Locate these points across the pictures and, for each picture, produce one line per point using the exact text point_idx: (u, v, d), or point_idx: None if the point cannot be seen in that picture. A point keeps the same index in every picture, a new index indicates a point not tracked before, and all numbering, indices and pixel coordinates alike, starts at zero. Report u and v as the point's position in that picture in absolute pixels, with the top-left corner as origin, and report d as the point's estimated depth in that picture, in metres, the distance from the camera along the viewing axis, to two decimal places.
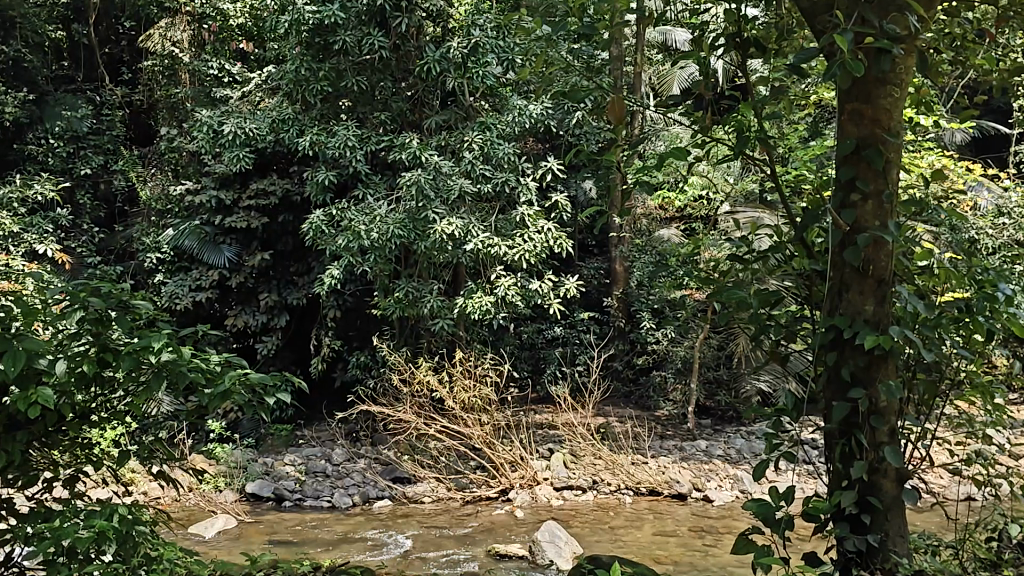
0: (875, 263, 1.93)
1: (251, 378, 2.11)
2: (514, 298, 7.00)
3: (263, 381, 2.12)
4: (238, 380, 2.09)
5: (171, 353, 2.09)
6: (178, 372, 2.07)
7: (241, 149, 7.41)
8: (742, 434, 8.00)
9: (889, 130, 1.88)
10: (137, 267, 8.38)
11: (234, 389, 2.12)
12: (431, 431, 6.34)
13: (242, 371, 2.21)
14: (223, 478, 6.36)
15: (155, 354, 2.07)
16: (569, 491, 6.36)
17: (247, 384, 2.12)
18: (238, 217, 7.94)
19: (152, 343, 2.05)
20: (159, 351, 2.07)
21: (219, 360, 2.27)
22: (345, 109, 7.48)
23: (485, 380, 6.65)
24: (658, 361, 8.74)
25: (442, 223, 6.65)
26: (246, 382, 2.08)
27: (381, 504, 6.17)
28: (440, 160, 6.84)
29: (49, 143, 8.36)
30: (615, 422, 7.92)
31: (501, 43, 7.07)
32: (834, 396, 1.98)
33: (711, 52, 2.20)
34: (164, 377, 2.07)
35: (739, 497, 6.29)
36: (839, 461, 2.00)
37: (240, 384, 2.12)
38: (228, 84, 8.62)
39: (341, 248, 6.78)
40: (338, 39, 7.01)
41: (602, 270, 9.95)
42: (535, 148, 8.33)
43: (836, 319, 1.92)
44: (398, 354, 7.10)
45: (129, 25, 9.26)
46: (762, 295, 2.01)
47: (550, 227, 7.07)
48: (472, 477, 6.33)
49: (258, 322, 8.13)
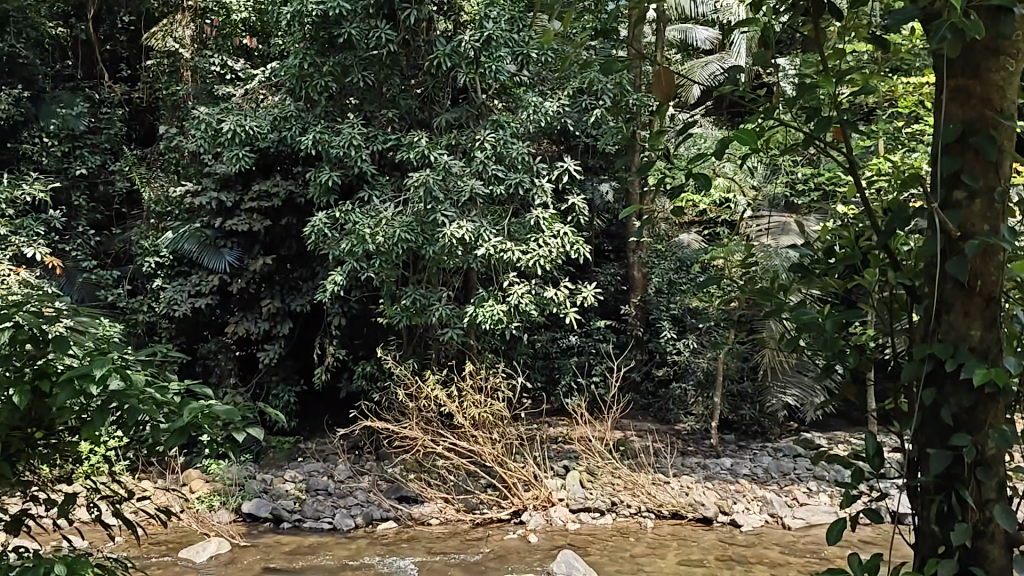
0: (983, 277, 1.21)
1: (219, 410, 1.53)
2: (528, 307, 6.59)
3: (235, 413, 1.54)
4: (208, 410, 1.51)
5: (120, 381, 1.49)
6: (129, 406, 1.46)
7: (240, 148, 7.05)
8: (768, 452, 7.62)
9: (1006, 111, 1.18)
10: (135, 272, 8.03)
11: (198, 422, 1.55)
12: (438, 449, 5.93)
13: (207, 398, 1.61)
14: (218, 496, 6.03)
15: (98, 384, 1.47)
16: (586, 513, 5.97)
17: (216, 418, 1.55)
18: (240, 220, 7.56)
19: (93, 369, 1.44)
20: (103, 378, 1.46)
21: (179, 386, 1.73)
22: (351, 107, 7.12)
23: (496, 394, 6.27)
24: (679, 373, 8.35)
25: (452, 226, 6.25)
26: (213, 415, 1.50)
27: (385, 527, 5.81)
28: (450, 161, 6.42)
29: (44, 143, 8.01)
30: (635, 438, 7.56)
31: (515, 36, 6.68)
32: (928, 443, 1.25)
33: (779, 16, 1.67)
34: (108, 411, 1.47)
35: (769, 521, 5.91)
36: (925, 520, 1.25)
37: (206, 419, 1.54)
38: (230, 80, 8.31)
39: (344, 253, 6.42)
40: (342, 31, 6.61)
41: (619, 276, 9.52)
42: (551, 150, 8.01)
43: (927, 347, 1.19)
44: (404, 366, 6.70)
45: (130, 19, 8.93)
46: (840, 315, 1.44)
47: (567, 231, 6.65)
48: (482, 497, 5.95)
49: (260, 329, 7.76)
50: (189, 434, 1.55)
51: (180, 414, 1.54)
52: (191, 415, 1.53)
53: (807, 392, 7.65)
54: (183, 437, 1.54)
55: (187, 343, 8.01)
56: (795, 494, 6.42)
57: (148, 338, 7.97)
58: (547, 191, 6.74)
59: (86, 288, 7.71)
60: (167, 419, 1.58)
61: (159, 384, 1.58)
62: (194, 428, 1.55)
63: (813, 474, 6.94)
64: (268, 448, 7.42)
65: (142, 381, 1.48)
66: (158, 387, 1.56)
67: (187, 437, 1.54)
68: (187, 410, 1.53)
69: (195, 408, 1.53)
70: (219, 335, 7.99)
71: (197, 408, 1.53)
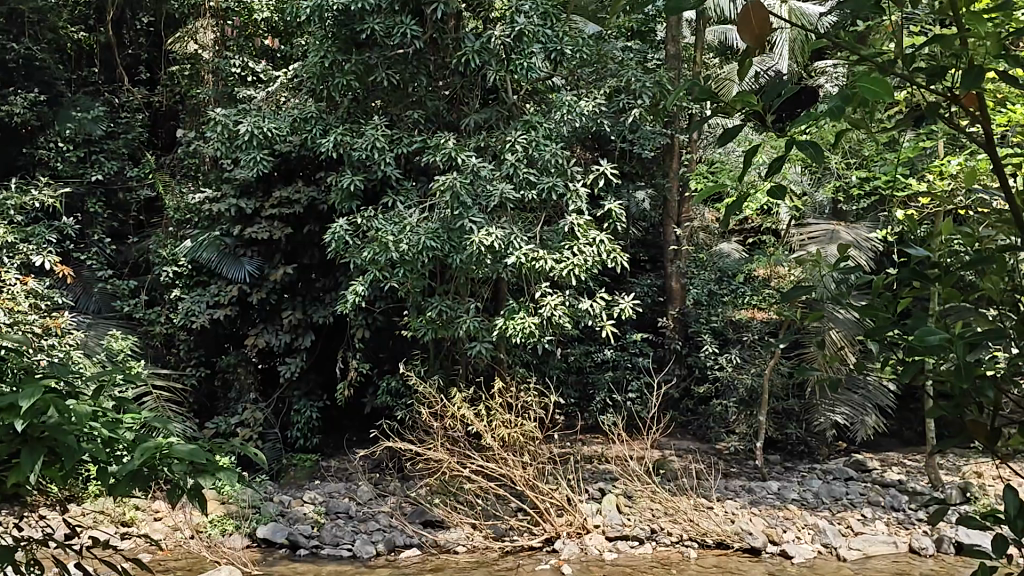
0: None
1: (181, 449, 1.16)
2: (562, 319, 6.19)
3: (204, 455, 1.16)
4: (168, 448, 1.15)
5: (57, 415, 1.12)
6: (70, 444, 1.08)
7: (258, 151, 6.69)
8: (817, 474, 7.20)
9: None
10: (153, 282, 7.73)
11: (154, 465, 1.17)
12: (465, 472, 5.53)
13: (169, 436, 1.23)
14: (231, 520, 5.68)
15: (28, 418, 1.07)
16: (623, 542, 5.56)
17: (178, 460, 1.19)
18: (260, 227, 7.24)
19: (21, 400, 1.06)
20: (37, 412, 1.08)
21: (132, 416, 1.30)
22: (376, 109, 6.78)
23: (528, 412, 5.89)
24: (720, 390, 7.90)
25: (480, 233, 5.85)
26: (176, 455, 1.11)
27: (409, 555, 5.42)
28: (478, 163, 6.03)
29: (59, 147, 7.69)
30: (674, 459, 7.16)
31: (549, 31, 6.31)
32: None
33: None
34: (43, 452, 1.08)
35: (822, 553, 5.49)
36: None
37: (164, 458, 1.15)
38: (252, 82, 7.95)
39: (366, 262, 6.06)
40: (366, 27, 6.22)
41: (657, 286, 9.08)
42: (585, 155, 7.63)
43: None
44: (428, 382, 6.33)
45: (148, 20, 8.63)
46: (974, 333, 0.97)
47: (603, 239, 6.24)
48: (512, 524, 5.56)
49: (281, 342, 7.40)
50: (145, 477, 1.19)
51: (136, 457, 1.16)
52: (146, 455, 1.16)
53: (857, 411, 7.40)
54: (137, 482, 1.18)
55: (206, 356, 7.68)
56: (848, 522, 5.98)
57: (166, 351, 7.67)
58: (581, 196, 6.34)
59: (102, 298, 7.40)
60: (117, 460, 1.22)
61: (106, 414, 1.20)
62: (149, 470, 1.18)
63: (868, 500, 6.49)
64: (287, 467, 7.17)
65: (90, 408, 1.13)
66: (103, 417, 1.18)
67: (140, 487, 1.16)
68: (139, 447, 1.17)
69: (149, 447, 1.16)
70: (239, 348, 7.64)
71: (154, 445, 1.17)
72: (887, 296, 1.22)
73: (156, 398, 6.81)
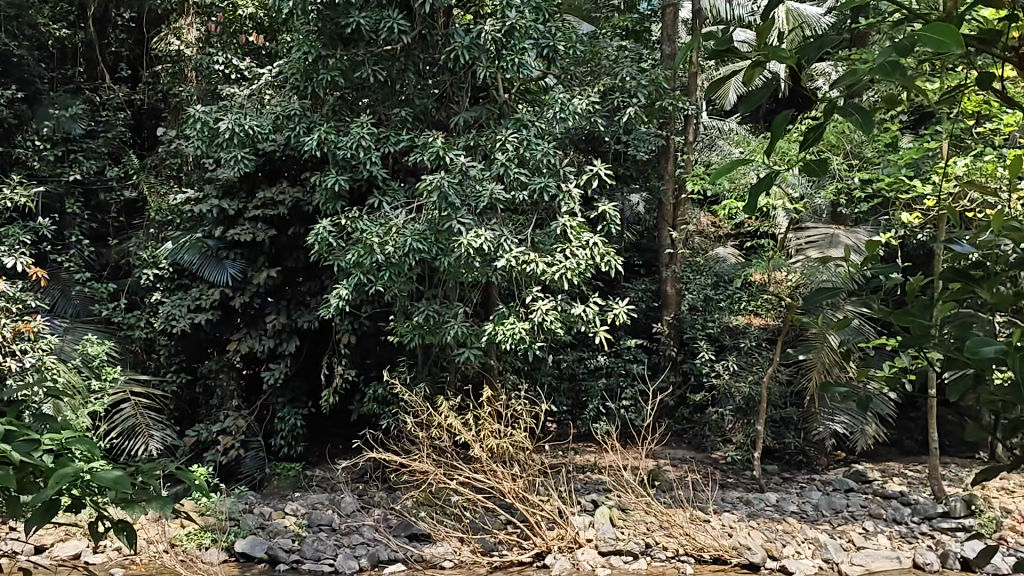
0: None
1: (104, 476, 1.04)
2: (554, 325, 5.98)
3: (129, 484, 1.04)
4: (85, 481, 1.00)
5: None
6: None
7: (239, 149, 6.46)
8: (816, 486, 7.01)
9: None
10: (133, 286, 7.51)
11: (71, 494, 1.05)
12: (452, 484, 5.32)
13: (93, 459, 1.11)
14: (207, 533, 5.44)
15: None
16: (617, 557, 5.34)
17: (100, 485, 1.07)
18: (243, 229, 7.03)
19: None
20: None
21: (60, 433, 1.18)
22: (363, 107, 6.57)
23: (518, 422, 5.69)
24: (716, 397, 7.70)
25: (469, 235, 5.64)
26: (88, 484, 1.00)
27: (393, 569, 5.20)
28: (467, 163, 5.81)
29: (36, 146, 7.43)
30: (669, 470, 6.97)
31: (540, 26, 6.10)
32: None
33: None
34: None
35: (822, 569, 5.29)
36: None
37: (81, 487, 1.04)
38: (236, 80, 7.72)
39: (351, 264, 5.83)
40: (350, 21, 5.99)
41: (651, 291, 8.88)
42: (579, 156, 7.42)
43: None
44: (415, 390, 6.12)
45: (130, 16, 8.40)
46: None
47: (597, 241, 6.02)
48: (501, 538, 5.35)
49: (264, 347, 7.17)
50: (61, 506, 1.08)
51: (50, 484, 1.04)
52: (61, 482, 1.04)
53: (857, 420, 7.23)
54: (52, 510, 1.07)
55: (186, 361, 7.45)
56: (850, 536, 5.78)
57: (145, 356, 7.43)
58: (574, 197, 6.14)
59: (80, 302, 7.17)
60: (29, 483, 1.09)
61: (21, 434, 1.07)
62: (65, 499, 1.07)
63: (869, 512, 6.29)
64: (271, 476, 6.97)
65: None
66: (15, 437, 1.06)
67: (50, 516, 1.04)
68: (54, 476, 1.03)
69: (66, 475, 1.03)
70: (221, 353, 7.41)
71: (71, 472, 1.05)
72: (924, 299, 1.06)
73: (135, 405, 6.69)
